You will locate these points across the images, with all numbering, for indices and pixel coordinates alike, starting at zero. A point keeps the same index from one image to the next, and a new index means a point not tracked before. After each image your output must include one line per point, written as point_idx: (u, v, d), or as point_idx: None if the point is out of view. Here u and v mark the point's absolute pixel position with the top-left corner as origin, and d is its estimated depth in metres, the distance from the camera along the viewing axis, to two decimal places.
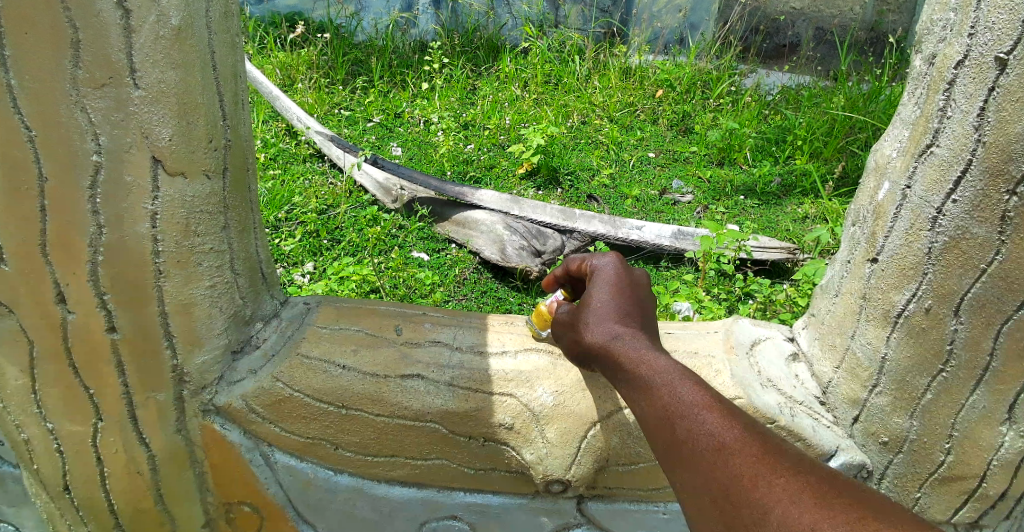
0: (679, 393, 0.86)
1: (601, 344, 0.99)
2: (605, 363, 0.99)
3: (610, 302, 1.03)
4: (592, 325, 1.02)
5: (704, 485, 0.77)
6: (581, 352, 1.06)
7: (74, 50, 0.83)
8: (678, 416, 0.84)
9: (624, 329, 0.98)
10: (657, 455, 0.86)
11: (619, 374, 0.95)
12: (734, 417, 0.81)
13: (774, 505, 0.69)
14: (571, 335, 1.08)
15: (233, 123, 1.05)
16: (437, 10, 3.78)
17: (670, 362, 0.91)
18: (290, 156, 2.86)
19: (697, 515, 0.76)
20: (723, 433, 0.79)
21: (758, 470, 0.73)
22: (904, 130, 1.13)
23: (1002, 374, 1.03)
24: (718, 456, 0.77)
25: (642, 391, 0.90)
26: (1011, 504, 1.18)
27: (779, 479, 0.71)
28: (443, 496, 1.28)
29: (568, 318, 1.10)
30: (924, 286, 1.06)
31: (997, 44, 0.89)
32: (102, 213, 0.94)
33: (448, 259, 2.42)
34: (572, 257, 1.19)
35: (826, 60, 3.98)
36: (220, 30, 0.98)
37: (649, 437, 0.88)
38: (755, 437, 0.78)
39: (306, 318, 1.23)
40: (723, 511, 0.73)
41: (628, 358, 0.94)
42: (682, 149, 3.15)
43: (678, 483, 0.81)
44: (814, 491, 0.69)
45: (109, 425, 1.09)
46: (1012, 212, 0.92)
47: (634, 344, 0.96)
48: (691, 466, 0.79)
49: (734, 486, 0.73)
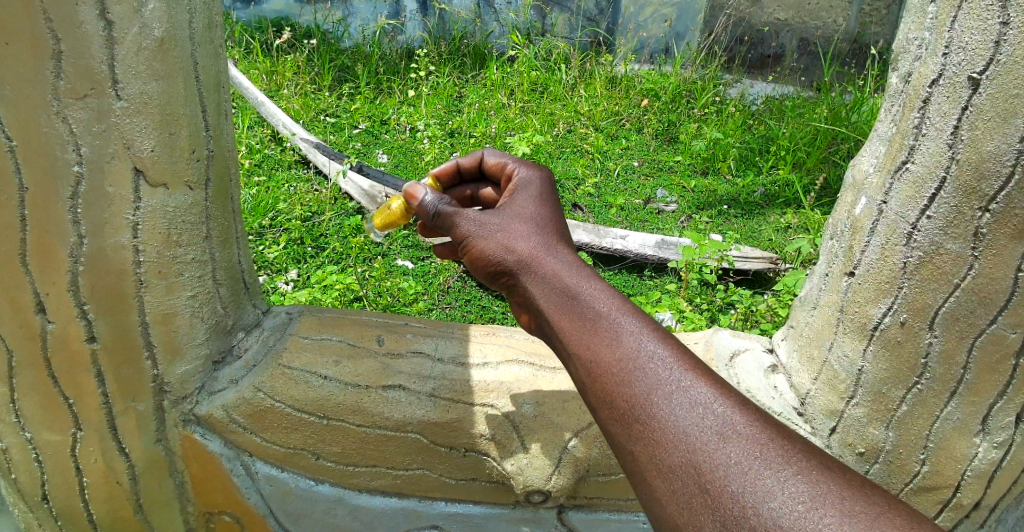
0: (654, 351, 0.78)
1: (553, 274, 0.90)
2: (546, 294, 0.89)
3: (545, 219, 0.99)
4: (536, 248, 0.93)
5: (690, 468, 0.69)
6: (500, 268, 0.94)
7: (55, 61, 0.83)
8: (654, 377, 0.76)
9: (573, 259, 0.92)
10: (614, 419, 0.78)
11: (567, 311, 0.86)
12: (718, 385, 0.74)
13: (788, 505, 0.62)
14: (491, 238, 0.94)
15: (216, 134, 1.06)
16: (424, 17, 3.80)
17: (635, 310, 0.84)
18: (275, 162, 2.85)
19: (676, 500, 0.68)
20: (713, 405, 0.72)
21: (763, 459, 0.66)
22: (881, 146, 1.16)
23: (976, 386, 1.06)
24: (711, 436, 0.69)
25: (604, 342, 0.81)
26: (985, 513, 1.20)
27: (788, 470, 0.64)
28: (423, 506, 1.28)
29: (486, 221, 0.97)
30: (900, 300, 1.08)
31: (969, 64, 0.91)
32: (82, 223, 0.93)
33: (433, 266, 2.42)
34: (492, 153, 1.26)
35: (809, 70, 4.04)
36: (203, 41, 0.99)
37: (606, 397, 0.79)
38: (748, 413, 0.71)
39: (288, 327, 1.23)
40: (718, 503, 0.65)
41: (587, 298, 0.85)
42: (667, 159, 3.18)
43: (647, 458, 0.72)
44: (829, 487, 0.62)
45: (88, 435, 1.08)
46: (984, 228, 0.94)
47: (586, 280, 0.88)
48: (671, 438, 0.71)
49: (736, 475, 0.66)
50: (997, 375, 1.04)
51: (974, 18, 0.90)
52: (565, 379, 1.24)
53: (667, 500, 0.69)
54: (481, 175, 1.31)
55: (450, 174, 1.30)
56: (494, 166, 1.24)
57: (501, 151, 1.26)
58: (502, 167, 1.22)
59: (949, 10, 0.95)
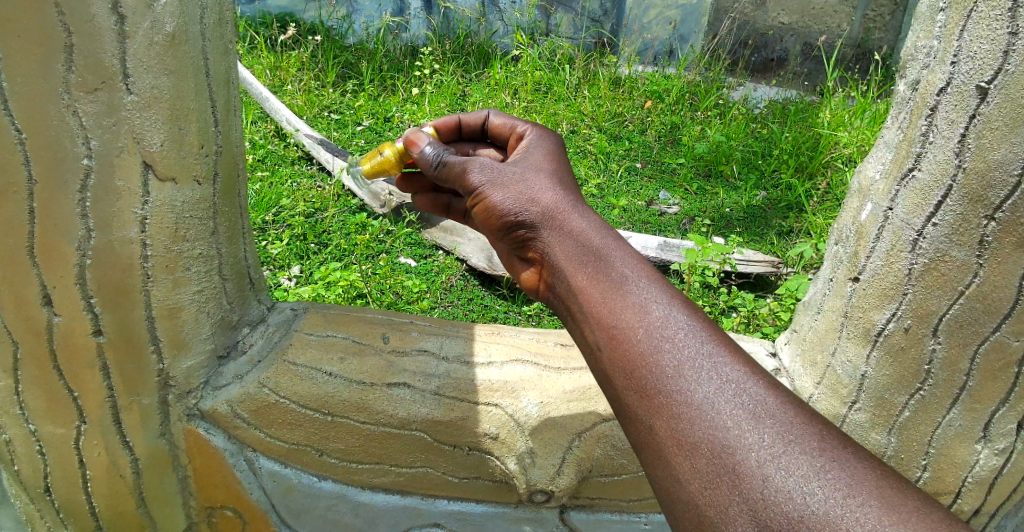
0: (685, 324, 0.75)
1: (580, 238, 0.89)
2: (571, 256, 0.88)
3: (558, 174, 1.03)
4: (561, 211, 0.93)
5: (718, 447, 0.66)
6: (520, 223, 0.94)
7: (66, 54, 0.83)
8: (684, 349, 0.73)
9: (598, 221, 0.91)
10: (633, 391, 0.74)
11: (591, 275, 0.84)
12: (749, 364, 0.72)
13: (824, 492, 0.60)
14: (511, 190, 0.98)
15: (225, 129, 1.06)
16: (429, 16, 3.81)
17: (662, 281, 0.82)
18: (278, 158, 2.85)
19: (700, 479, 0.66)
20: (746, 383, 0.69)
21: (798, 444, 0.63)
22: (887, 153, 1.16)
23: (978, 393, 1.06)
24: (743, 416, 0.67)
25: (630, 310, 0.78)
26: (985, 520, 1.21)
27: (823, 457, 0.62)
28: (425, 504, 1.29)
29: (507, 174, 1.01)
30: (904, 307, 1.08)
31: (978, 73, 0.93)
32: (91, 217, 0.93)
33: (436, 264, 2.42)
34: (500, 116, 1.32)
35: (812, 75, 4.06)
36: (214, 36, 0.99)
37: (627, 365, 0.76)
38: (781, 395, 0.69)
39: (293, 323, 1.24)
40: (746, 484, 0.63)
41: (614, 264, 0.83)
42: (670, 161, 3.18)
43: (670, 432, 0.70)
44: (864, 475, 0.60)
45: (91, 428, 1.08)
46: (990, 236, 0.95)
47: (613, 242, 0.87)
48: (699, 413, 0.69)
49: (769, 458, 0.63)
50: (998, 383, 1.04)
51: (983, 27, 0.91)
52: (568, 379, 1.24)
53: (690, 479, 0.67)
54: (483, 137, 1.37)
55: (451, 128, 1.36)
56: (501, 127, 1.30)
57: (509, 116, 1.32)
58: (510, 128, 1.29)
59: (958, 19, 0.96)
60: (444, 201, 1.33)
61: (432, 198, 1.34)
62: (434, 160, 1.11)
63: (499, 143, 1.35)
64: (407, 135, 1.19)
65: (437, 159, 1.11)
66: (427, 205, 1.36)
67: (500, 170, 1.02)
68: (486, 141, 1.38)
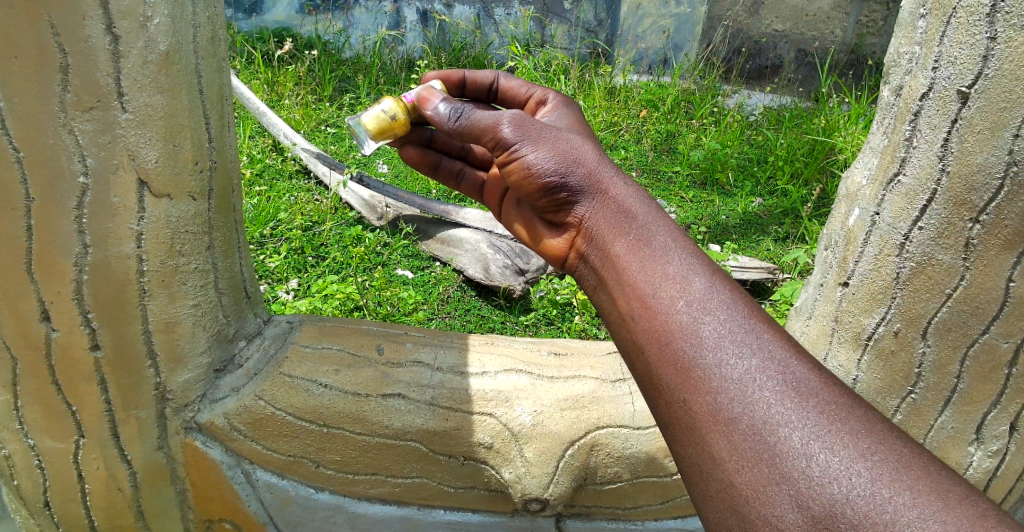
0: (726, 297, 0.71)
1: (619, 207, 0.85)
2: (611, 228, 0.84)
3: (593, 139, 1.02)
4: (605, 177, 0.89)
5: (758, 424, 0.62)
6: (559, 189, 0.90)
7: (62, 75, 0.85)
8: (727, 322, 0.69)
9: (640, 189, 0.88)
10: (668, 363, 0.70)
11: (631, 244, 0.81)
12: (791, 342, 0.68)
13: (870, 474, 0.56)
14: (556, 145, 0.93)
15: (219, 145, 1.08)
16: (424, 29, 3.91)
17: (701, 255, 0.78)
18: (276, 172, 2.87)
19: (736, 457, 0.62)
20: (790, 361, 0.65)
21: (847, 429, 0.59)
22: (873, 158, 1.16)
23: (969, 395, 1.08)
24: (787, 392, 0.62)
25: (670, 282, 0.74)
26: None
27: (872, 442, 0.58)
28: (421, 514, 1.30)
29: (554, 132, 0.96)
30: (892, 310, 1.09)
31: (959, 78, 0.95)
32: (87, 233, 0.95)
33: (432, 275, 2.44)
34: (509, 80, 1.35)
35: (807, 81, 4.09)
36: (207, 54, 1.01)
37: (664, 337, 0.71)
38: (825, 376, 0.64)
39: (288, 336, 1.25)
40: (787, 462, 0.59)
41: (654, 235, 0.80)
42: (665, 169, 3.20)
43: (706, 409, 0.65)
44: (912, 463, 0.56)
45: (90, 442, 1.09)
46: (975, 239, 0.97)
47: (653, 215, 0.83)
48: (743, 388, 0.64)
49: (812, 437, 0.59)
50: (989, 385, 1.06)
51: (963, 33, 0.94)
52: (563, 388, 1.26)
53: (725, 457, 0.62)
54: (484, 96, 1.39)
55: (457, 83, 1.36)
56: (515, 91, 1.33)
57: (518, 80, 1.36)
58: (522, 94, 1.32)
59: (938, 25, 0.99)
60: (434, 158, 1.36)
61: (422, 151, 1.37)
62: (454, 114, 1.05)
63: (503, 105, 1.38)
64: (418, 91, 1.14)
65: (458, 113, 1.04)
66: (415, 159, 1.37)
67: (535, 127, 0.96)
68: (489, 100, 1.40)
